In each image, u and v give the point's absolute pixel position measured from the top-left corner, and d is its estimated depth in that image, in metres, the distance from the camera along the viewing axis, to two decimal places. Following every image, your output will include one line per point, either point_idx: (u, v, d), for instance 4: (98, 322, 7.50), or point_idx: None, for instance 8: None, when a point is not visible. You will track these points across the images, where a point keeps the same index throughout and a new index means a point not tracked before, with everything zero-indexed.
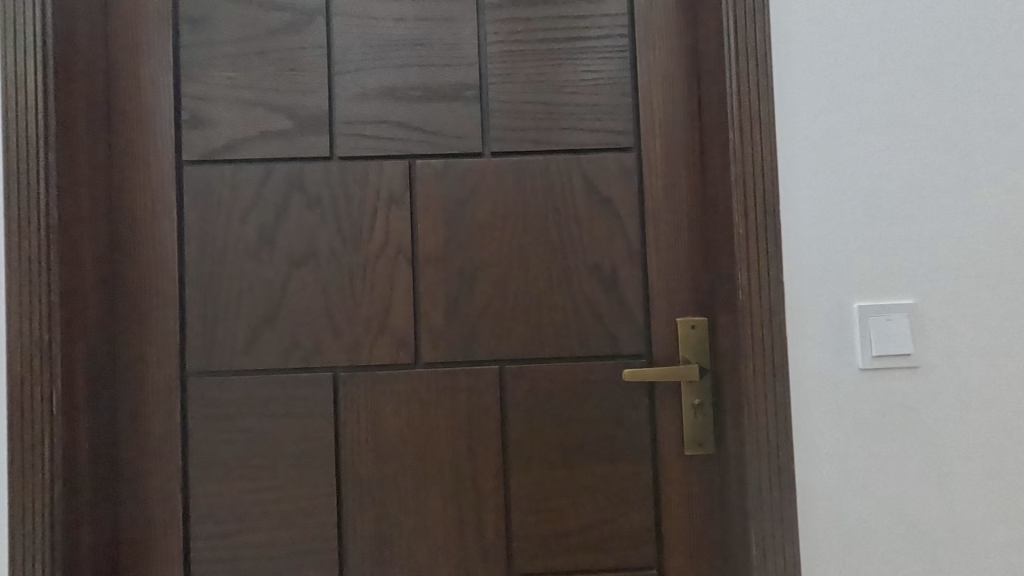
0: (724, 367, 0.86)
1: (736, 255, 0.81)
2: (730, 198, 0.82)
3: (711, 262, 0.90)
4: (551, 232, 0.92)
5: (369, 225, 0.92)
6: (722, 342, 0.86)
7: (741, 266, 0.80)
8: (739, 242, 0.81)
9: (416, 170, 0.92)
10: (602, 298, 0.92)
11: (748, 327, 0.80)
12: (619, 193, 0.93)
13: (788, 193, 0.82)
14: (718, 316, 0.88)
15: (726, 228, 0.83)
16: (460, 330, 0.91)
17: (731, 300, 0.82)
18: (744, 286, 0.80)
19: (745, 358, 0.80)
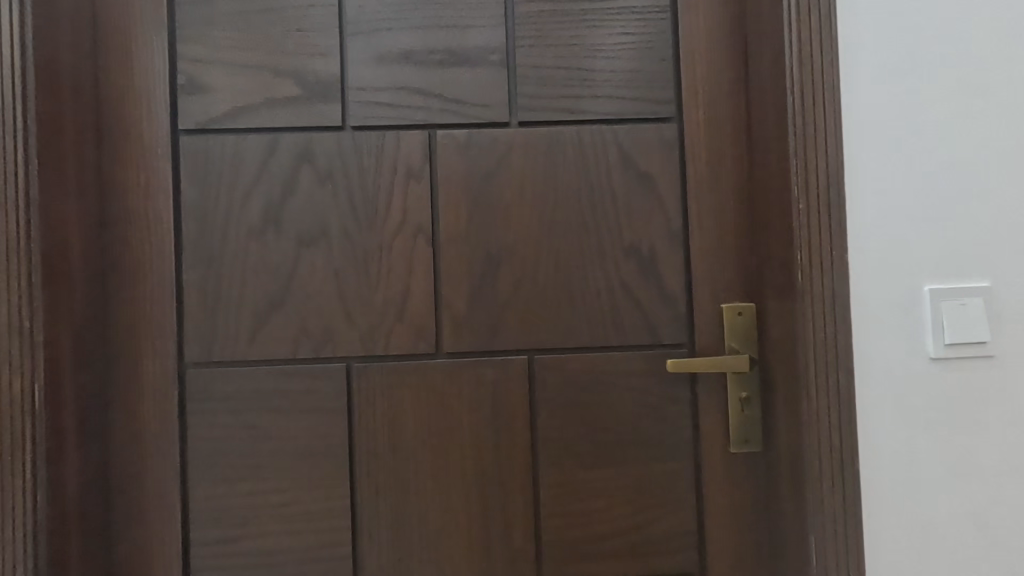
0: (776, 358, 0.79)
1: (795, 233, 0.73)
2: (788, 172, 0.74)
3: (760, 243, 0.82)
4: (584, 210, 0.84)
5: (385, 203, 0.83)
6: (775, 330, 0.79)
7: (801, 246, 0.73)
8: (799, 219, 0.73)
9: (436, 142, 0.84)
10: (640, 282, 0.84)
11: (808, 313, 0.72)
12: (659, 168, 0.85)
13: (851, 165, 0.74)
14: (769, 302, 0.80)
15: (782, 204, 0.75)
16: (486, 317, 0.84)
17: (787, 284, 0.75)
18: (804, 267, 0.73)
19: (805, 347, 0.73)
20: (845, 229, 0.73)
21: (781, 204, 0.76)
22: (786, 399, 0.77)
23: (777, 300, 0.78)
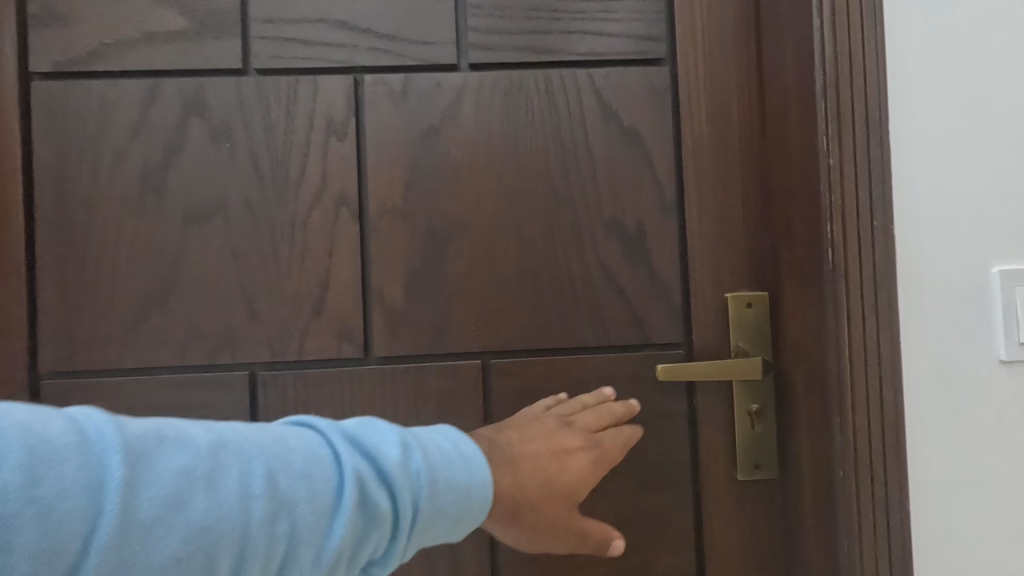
0: (795, 360, 0.62)
1: (826, 197, 0.56)
2: (814, 117, 0.57)
3: (774, 214, 0.65)
4: (553, 175, 0.67)
5: (299, 165, 0.65)
6: (793, 324, 0.62)
7: (833, 213, 0.55)
8: (831, 178, 0.56)
9: (365, 90, 0.66)
10: (624, 266, 0.67)
11: (843, 302, 0.55)
12: (648, 121, 0.67)
13: (897, 108, 0.56)
14: (785, 288, 0.63)
15: (808, 161, 0.58)
16: (430, 310, 0.66)
17: (814, 265, 0.57)
18: (837, 241, 0.55)
19: (840, 346, 0.55)
20: (889, 191, 0.55)
21: (805, 160, 0.58)
22: (810, 413, 0.60)
23: (797, 286, 0.61)
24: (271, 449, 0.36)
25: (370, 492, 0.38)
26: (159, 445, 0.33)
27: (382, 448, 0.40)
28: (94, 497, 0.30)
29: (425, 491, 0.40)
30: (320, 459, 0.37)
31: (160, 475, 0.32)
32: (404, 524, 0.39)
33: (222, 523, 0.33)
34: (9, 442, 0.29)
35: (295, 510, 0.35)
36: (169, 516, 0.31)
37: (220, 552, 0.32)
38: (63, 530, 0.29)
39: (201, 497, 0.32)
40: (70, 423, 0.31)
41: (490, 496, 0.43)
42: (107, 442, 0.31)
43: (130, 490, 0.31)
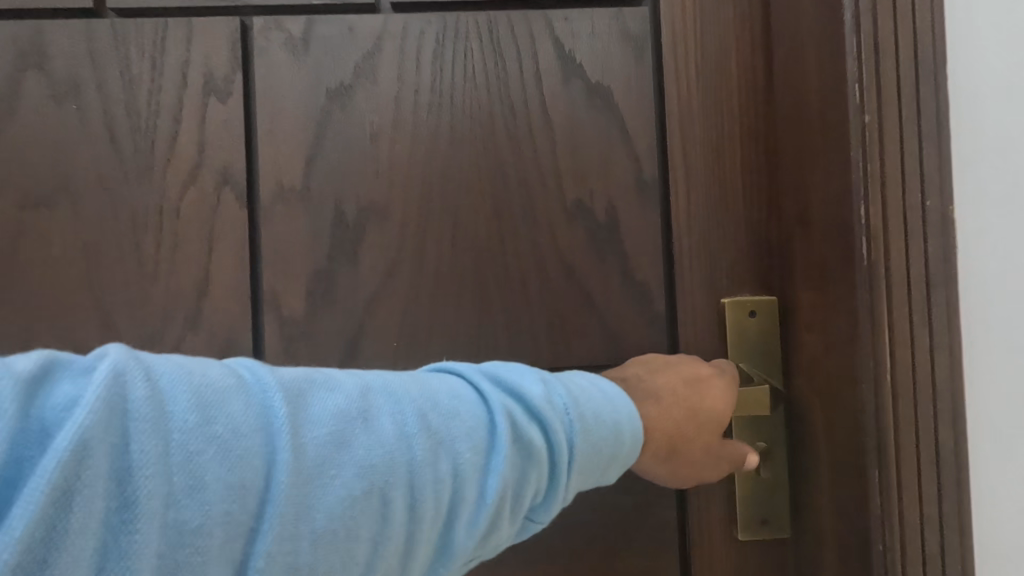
0: (813, 386, 0.47)
1: (860, 168, 0.40)
2: (841, 58, 0.41)
3: (786, 195, 0.50)
4: (500, 146, 0.52)
5: (169, 134, 0.50)
6: (811, 339, 0.47)
7: (870, 189, 0.40)
8: (868, 142, 0.40)
9: (255, 36, 0.51)
10: (591, 263, 0.52)
11: (883, 313, 0.40)
12: (622, 77, 0.52)
13: (961, 40, 0.40)
14: (800, 292, 0.48)
15: (833, 119, 0.43)
16: (340, 321, 0.51)
17: (842, 261, 0.42)
18: (875, 229, 0.40)
19: (880, 373, 0.40)
20: (948, 156, 0.40)
21: (828, 119, 0.43)
22: (834, 458, 0.45)
23: (818, 290, 0.46)
24: (417, 392, 0.33)
25: (525, 430, 0.34)
26: (311, 386, 0.30)
27: (525, 385, 0.36)
28: (263, 436, 0.27)
29: (576, 426, 0.36)
30: (466, 400, 0.34)
31: (319, 416, 0.29)
32: (564, 463, 0.35)
33: (393, 462, 0.30)
34: (174, 386, 0.27)
35: (457, 449, 0.32)
36: (338, 455, 0.29)
37: (397, 492, 0.29)
38: (242, 472, 0.26)
39: (370, 434, 0.30)
40: (226, 368, 0.29)
41: (637, 426, 0.39)
42: (262, 384, 0.29)
43: (296, 428, 0.28)
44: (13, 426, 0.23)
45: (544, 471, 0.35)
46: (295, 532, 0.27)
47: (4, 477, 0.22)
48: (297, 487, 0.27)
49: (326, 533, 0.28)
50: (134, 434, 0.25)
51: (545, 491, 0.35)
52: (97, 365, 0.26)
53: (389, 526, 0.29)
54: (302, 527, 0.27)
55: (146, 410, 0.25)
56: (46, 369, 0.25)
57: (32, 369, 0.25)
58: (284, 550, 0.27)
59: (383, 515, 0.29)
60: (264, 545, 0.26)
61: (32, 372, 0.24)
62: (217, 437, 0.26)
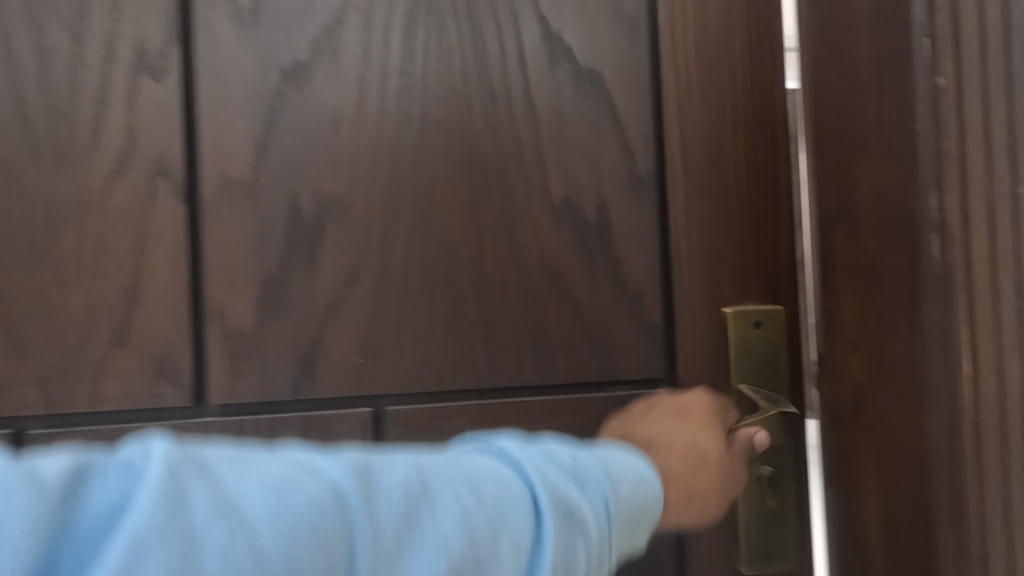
0: (859, 412, 0.41)
1: (932, 153, 0.35)
2: (908, 28, 0.36)
3: (822, 193, 0.44)
4: (479, 135, 0.46)
5: (92, 114, 0.43)
6: (859, 360, 0.41)
7: (946, 176, 0.35)
8: (943, 125, 0.35)
9: (196, 4, 0.44)
10: (580, 267, 0.46)
11: (962, 327, 0.34)
12: (615, 61, 0.47)
13: None
14: (841, 304, 0.42)
15: (892, 101, 0.37)
16: (294, 333, 0.45)
17: (904, 263, 0.37)
18: (951, 224, 0.35)
19: (958, 398, 0.35)
20: None
21: (884, 105, 0.38)
22: (888, 490, 0.39)
23: (867, 300, 0.40)
24: (467, 480, 0.28)
25: (576, 505, 0.30)
26: (365, 490, 0.25)
27: (569, 461, 0.32)
28: (339, 513, 0.24)
29: (612, 512, 0.32)
30: (512, 478, 0.29)
31: (391, 497, 0.26)
32: (612, 536, 0.32)
33: (427, 529, 0.26)
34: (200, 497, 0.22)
35: (511, 527, 0.27)
36: (367, 500, 0.25)
37: (437, 543, 0.25)
38: (245, 545, 0.21)
39: (399, 489, 0.26)
40: (261, 479, 0.23)
41: (659, 484, 0.35)
42: (298, 458, 0.25)
43: (296, 511, 0.23)
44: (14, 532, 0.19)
45: (592, 527, 0.30)
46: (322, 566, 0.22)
47: None
48: (320, 554, 0.23)
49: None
50: (141, 518, 0.21)
51: (599, 554, 0.30)
52: (147, 464, 0.22)
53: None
54: None
55: (208, 509, 0.22)
56: (80, 474, 0.21)
57: (60, 466, 0.21)
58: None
59: (434, 549, 0.25)
60: (283, 551, 0.22)
61: (58, 468, 0.21)
62: (231, 499, 0.22)
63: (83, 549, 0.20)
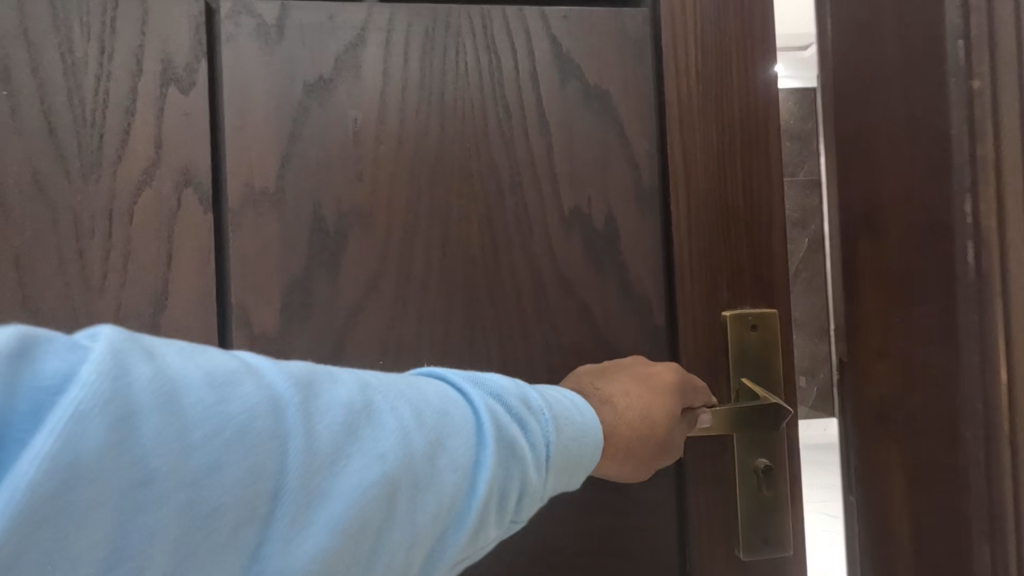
0: (886, 419, 0.41)
1: (967, 153, 0.34)
2: (939, 30, 0.34)
3: (846, 195, 0.44)
4: (494, 149, 0.48)
5: (120, 127, 0.44)
6: (884, 367, 0.41)
7: (982, 177, 0.33)
8: (977, 126, 0.33)
9: (222, 21, 0.46)
10: (590, 274, 0.49)
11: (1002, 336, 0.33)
12: (621, 80, 0.50)
13: None
14: (865, 308, 0.42)
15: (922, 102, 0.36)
16: (318, 338, 0.46)
17: (935, 278, 0.36)
18: (987, 231, 0.33)
19: (993, 409, 0.33)
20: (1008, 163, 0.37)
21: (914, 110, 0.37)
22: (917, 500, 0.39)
23: (890, 307, 0.40)
24: (413, 394, 0.33)
25: (511, 436, 0.36)
26: (310, 394, 0.28)
27: (503, 389, 0.38)
28: (280, 416, 0.26)
29: (550, 424, 0.39)
30: (456, 398, 0.36)
31: (333, 404, 0.28)
32: (544, 473, 0.38)
33: (364, 439, 0.28)
34: (141, 377, 0.23)
35: (450, 452, 0.32)
36: (307, 410, 0.27)
37: (374, 456, 0.28)
38: (189, 435, 0.23)
39: (343, 402, 0.29)
40: (204, 369, 0.25)
41: (598, 429, 0.42)
42: (244, 361, 0.27)
43: (243, 409, 0.25)
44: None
45: (520, 453, 0.36)
46: (262, 470, 0.25)
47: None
48: (261, 449, 0.25)
49: (298, 505, 0.25)
50: (86, 391, 0.21)
51: (526, 477, 0.37)
52: (88, 345, 0.23)
53: (368, 484, 0.27)
54: (315, 512, 0.26)
55: (155, 393, 0.23)
56: (27, 344, 0.22)
57: (1, 328, 0.21)
58: (248, 494, 0.24)
59: (373, 459, 0.28)
60: (212, 449, 0.23)
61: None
62: (177, 389, 0.24)
63: (19, 414, 0.21)
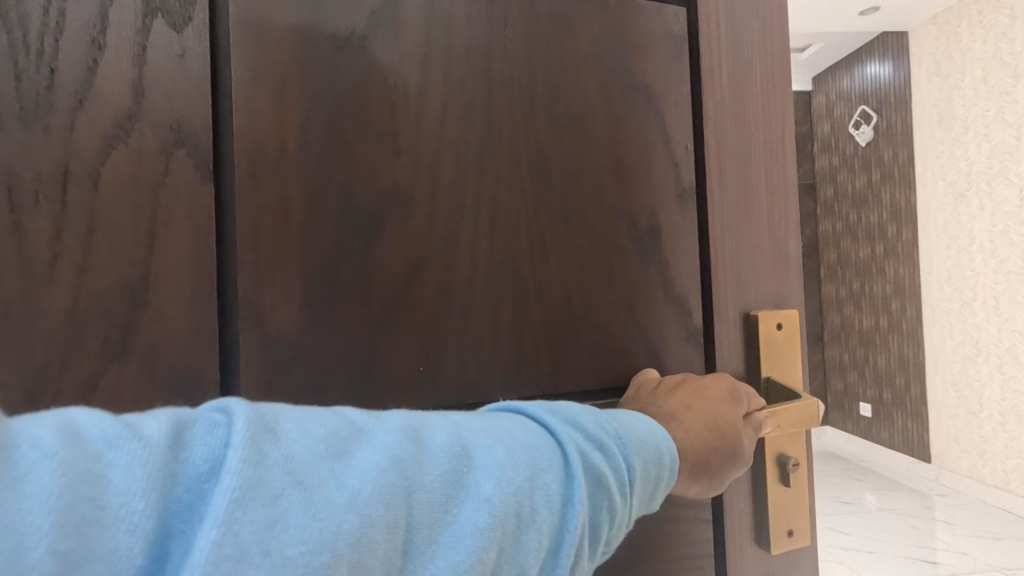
0: None
1: None
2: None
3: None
4: (544, 136, 0.45)
5: (83, 62, 0.33)
6: None
7: None
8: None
9: None
10: (634, 272, 0.47)
11: None
12: (664, 76, 0.49)
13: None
14: None
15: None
16: (346, 342, 0.39)
17: None
18: None
19: None
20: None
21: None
22: None
23: None
24: (498, 432, 0.31)
25: (595, 463, 0.33)
26: (417, 446, 0.28)
27: (579, 414, 0.35)
28: (399, 473, 0.26)
29: (629, 447, 0.36)
30: (541, 430, 0.33)
31: (438, 453, 0.28)
32: (628, 500, 0.34)
33: (466, 485, 0.28)
34: (277, 452, 0.24)
35: (544, 489, 0.30)
36: (416, 463, 0.27)
37: (474, 503, 0.28)
38: (321, 508, 0.24)
39: (440, 449, 0.28)
40: (326, 433, 0.26)
41: (671, 449, 0.38)
42: (354, 422, 0.28)
43: (361, 474, 0.25)
44: (137, 496, 0.21)
45: (607, 483, 0.33)
46: (388, 537, 0.25)
47: (161, 553, 0.21)
48: (378, 514, 0.25)
49: (418, 565, 0.26)
50: (234, 482, 0.23)
51: (612, 510, 0.33)
52: (225, 420, 0.24)
53: (475, 537, 0.27)
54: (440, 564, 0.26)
55: (285, 468, 0.24)
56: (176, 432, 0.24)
57: (163, 426, 0.23)
58: (378, 563, 0.24)
59: (478, 505, 0.28)
60: (345, 517, 0.24)
61: (161, 429, 0.23)
62: (306, 460, 0.25)
63: (185, 512, 0.22)
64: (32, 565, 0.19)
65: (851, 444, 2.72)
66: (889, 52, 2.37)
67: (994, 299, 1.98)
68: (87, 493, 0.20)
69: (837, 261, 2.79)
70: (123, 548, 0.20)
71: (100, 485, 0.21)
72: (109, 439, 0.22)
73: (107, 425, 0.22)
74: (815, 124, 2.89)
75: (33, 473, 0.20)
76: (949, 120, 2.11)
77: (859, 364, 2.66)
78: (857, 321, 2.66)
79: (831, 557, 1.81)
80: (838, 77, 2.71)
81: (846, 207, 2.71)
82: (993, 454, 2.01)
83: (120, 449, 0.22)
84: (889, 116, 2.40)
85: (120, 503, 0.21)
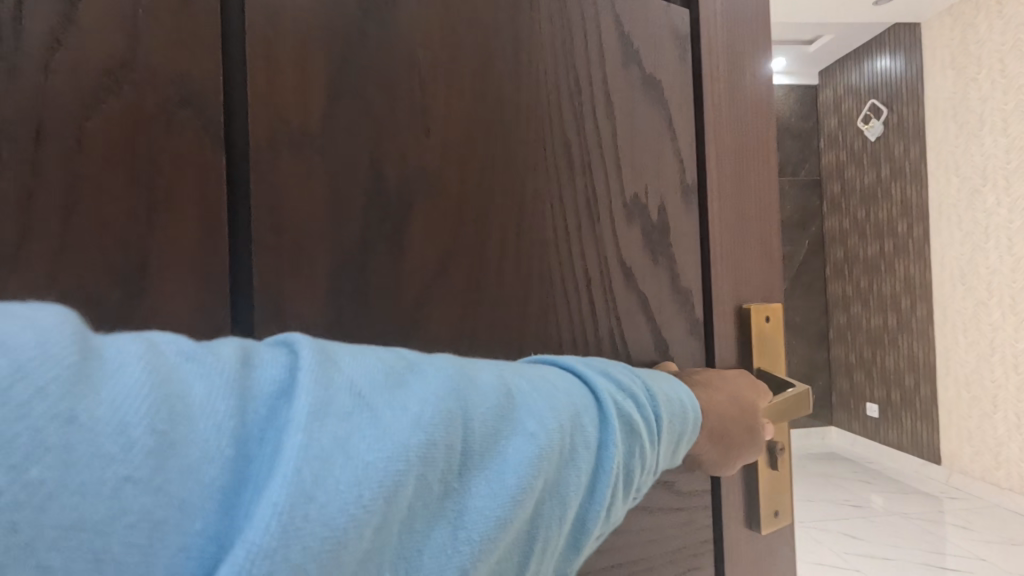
0: None
1: None
2: None
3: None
4: (566, 123, 0.43)
5: None
6: None
7: None
8: None
9: None
10: (647, 265, 0.48)
11: None
12: (671, 75, 0.50)
13: None
14: None
15: None
16: (375, 337, 0.35)
17: None
18: None
19: None
20: None
21: None
22: None
23: None
24: (538, 376, 0.29)
25: (627, 411, 0.31)
26: (467, 380, 0.26)
27: (610, 366, 0.34)
28: (453, 402, 0.24)
29: (658, 401, 0.34)
30: (577, 377, 0.31)
31: (486, 387, 0.26)
32: (656, 448, 0.32)
33: (513, 419, 0.26)
34: (340, 374, 0.23)
35: (584, 429, 0.28)
36: (466, 394, 0.25)
37: (521, 436, 0.25)
38: (388, 425, 0.22)
39: (489, 384, 0.26)
40: (380, 365, 0.24)
41: (696, 412, 0.37)
42: (407, 359, 0.26)
43: (420, 399, 0.24)
44: (220, 398, 0.20)
45: (639, 430, 0.31)
46: (446, 458, 0.23)
47: (238, 457, 0.20)
48: (439, 434, 0.23)
49: (470, 489, 0.24)
50: (306, 398, 0.21)
51: (643, 456, 0.31)
52: (289, 350, 0.23)
53: (526, 465, 0.25)
54: (489, 488, 0.24)
55: (345, 392, 0.22)
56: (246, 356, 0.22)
57: (234, 351, 0.22)
58: (431, 481, 0.23)
59: (528, 438, 0.25)
60: (403, 435, 0.22)
61: (233, 350, 0.22)
62: (369, 385, 0.23)
63: (262, 424, 0.21)
64: (132, 442, 0.18)
65: (858, 445, 2.75)
66: (902, 44, 2.38)
67: (1010, 296, 1.99)
68: (172, 391, 0.20)
69: (844, 258, 2.80)
70: (210, 440, 0.19)
71: (183, 386, 0.20)
72: (188, 352, 0.21)
73: (185, 343, 0.22)
74: (823, 118, 2.88)
75: (124, 371, 0.19)
76: (964, 113, 2.12)
77: (864, 364, 2.71)
78: (866, 320, 2.69)
79: (845, 565, 1.74)
80: (846, 68, 2.72)
81: (854, 203, 2.73)
82: (1007, 456, 2.02)
83: (199, 362, 0.21)
84: (899, 109, 2.42)
85: (205, 401, 0.20)
